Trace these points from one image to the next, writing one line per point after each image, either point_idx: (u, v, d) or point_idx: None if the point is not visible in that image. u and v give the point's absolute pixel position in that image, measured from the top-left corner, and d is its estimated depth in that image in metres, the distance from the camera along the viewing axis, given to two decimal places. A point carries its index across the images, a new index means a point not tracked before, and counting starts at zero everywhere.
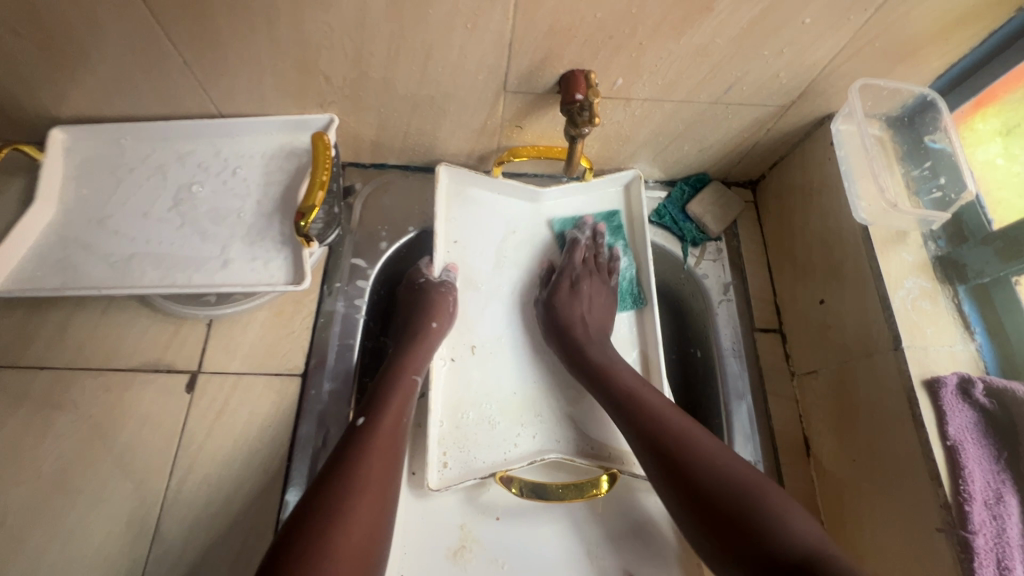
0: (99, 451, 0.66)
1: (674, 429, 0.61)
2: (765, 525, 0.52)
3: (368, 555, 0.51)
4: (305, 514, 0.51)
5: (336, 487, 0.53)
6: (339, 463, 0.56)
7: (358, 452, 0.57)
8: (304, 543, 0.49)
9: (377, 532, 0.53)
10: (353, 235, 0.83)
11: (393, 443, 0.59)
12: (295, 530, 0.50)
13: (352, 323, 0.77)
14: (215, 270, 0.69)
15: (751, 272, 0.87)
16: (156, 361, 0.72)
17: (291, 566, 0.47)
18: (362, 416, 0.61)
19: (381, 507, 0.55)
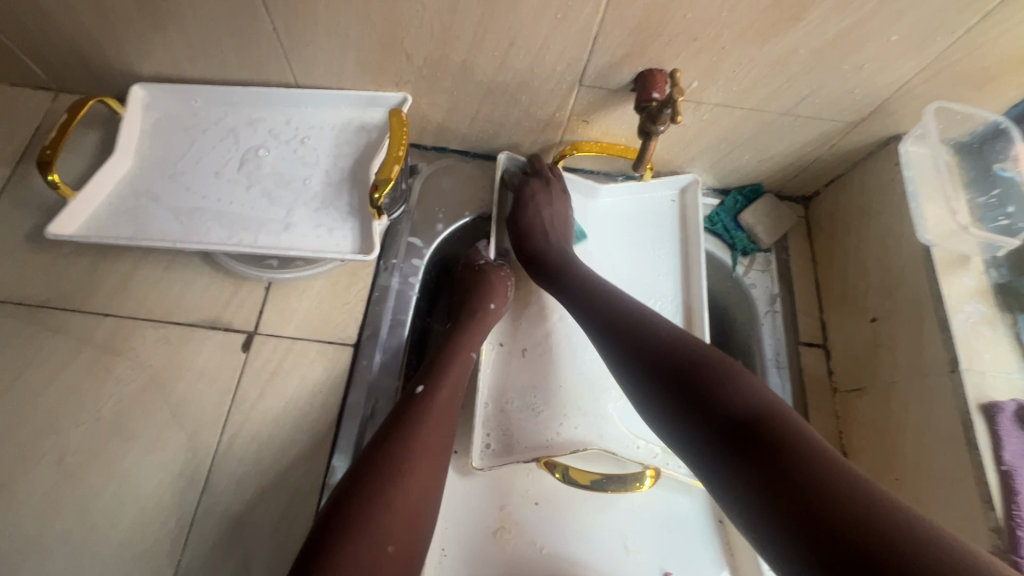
0: (156, 399, 0.68)
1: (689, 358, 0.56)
2: (715, 391, 0.51)
3: (420, 519, 0.52)
4: (364, 469, 0.53)
5: (395, 449, 0.54)
6: (396, 425, 0.57)
7: (415, 419, 0.58)
8: (362, 499, 0.50)
9: (430, 498, 0.54)
10: (411, 215, 0.84)
11: (447, 414, 0.60)
12: (352, 485, 0.51)
13: (405, 299, 0.78)
14: (279, 232, 0.70)
15: (800, 286, 0.87)
16: (215, 319, 0.73)
17: (349, 521, 0.49)
18: (420, 385, 0.62)
19: (435, 476, 0.56)
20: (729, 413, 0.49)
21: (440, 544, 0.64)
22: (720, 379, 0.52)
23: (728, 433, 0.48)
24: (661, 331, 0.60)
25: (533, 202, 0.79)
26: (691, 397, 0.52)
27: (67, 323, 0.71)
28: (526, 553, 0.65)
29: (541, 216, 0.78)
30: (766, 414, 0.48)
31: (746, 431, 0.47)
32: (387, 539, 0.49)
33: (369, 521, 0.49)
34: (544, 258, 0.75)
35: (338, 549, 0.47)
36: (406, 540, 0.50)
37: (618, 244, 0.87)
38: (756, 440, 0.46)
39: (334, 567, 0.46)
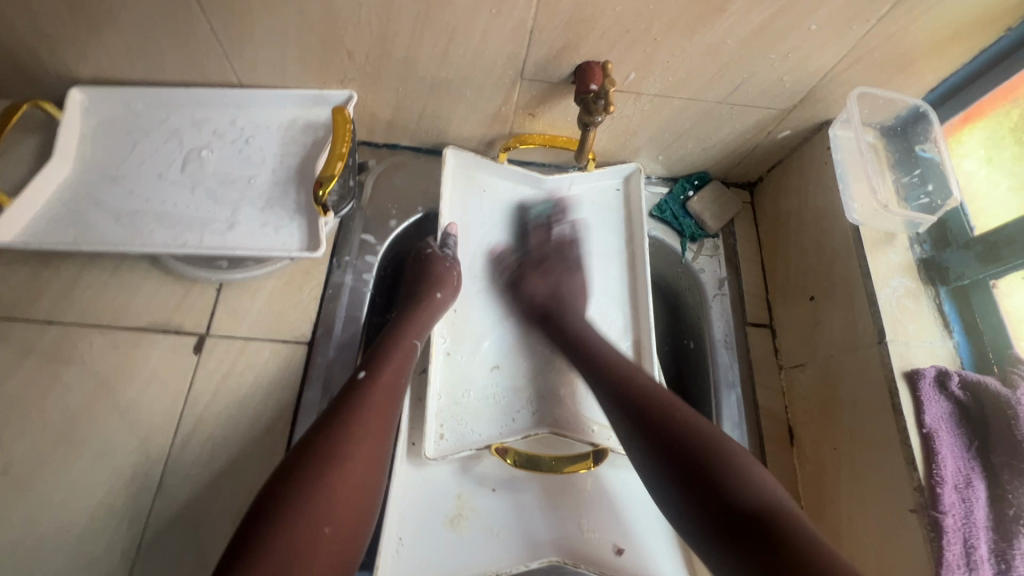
0: (105, 405, 0.67)
1: (696, 440, 0.58)
2: (724, 480, 0.54)
3: (359, 501, 0.53)
4: (306, 454, 0.53)
5: (335, 434, 0.55)
6: (338, 410, 0.58)
7: (357, 404, 0.58)
8: (299, 483, 0.51)
9: (370, 481, 0.55)
10: (363, 212, 0.84)
11: (390, 398, 0.61)
12: (290, 470, 0.52)
13: (359, 296, 0.79)
14: (223, 232, 0.69)
15: (746, 269, 0.90)
16: (165, 322, 0.73)
17: (285, 505, 0.49)
18: (363, 370, 0.63)
19: (375, 459, 0.56)
20: (736, 503, 0.53)
21: (395, 534, 0.64)
22: (720, 454, 0.56)
23: (741, 523, 0.51)
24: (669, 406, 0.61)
25: (528, 278, 0.82)
26: (699, 483, 0.55)
27: (9, 332, 0.69)
28: (481, 538, 0.66)
29: (544, 282, 0.81)
30: (772, 509, 0.52)
31: (762, 533, 0.50)
32: (325, 521, 0.50)
33: (312, 505, 0.50)
34: (552, 306, 0.78)
35: (274, 531, 0.48)
36: (344, 522, 0.51)
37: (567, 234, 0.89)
38: (765, 538, 0.50)
39: (269, 549, 0.47)
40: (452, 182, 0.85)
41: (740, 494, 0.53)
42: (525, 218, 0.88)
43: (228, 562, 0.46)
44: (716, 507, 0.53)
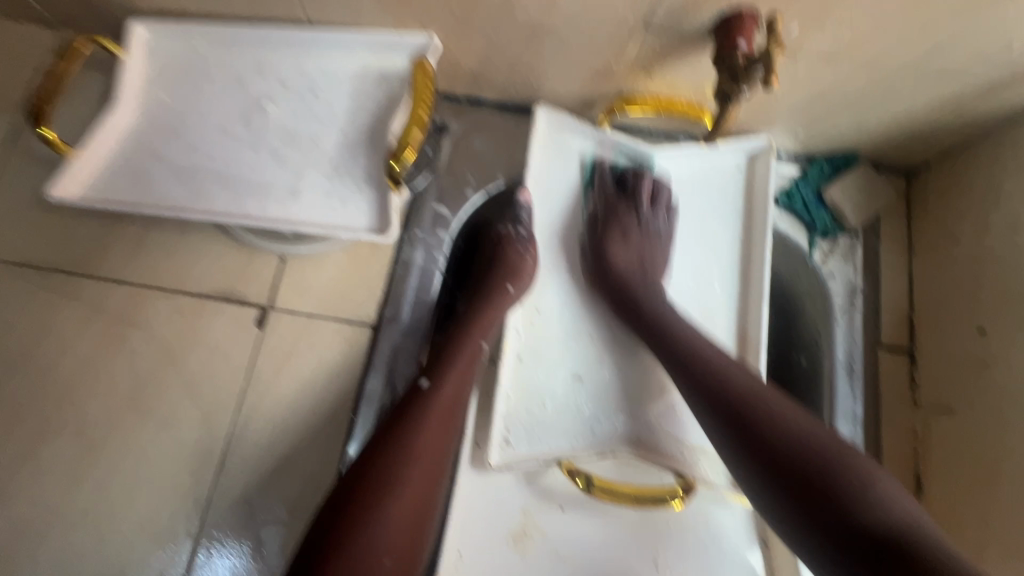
0: (170, 374, 0.65)
1: (736, 388, 0.58)
2: (767, 429, 0.54)
3: (417, 531, 0.48)
4: (353, 478, 0.47)
5: (392, 455, 0.48)
6: (392, 425, 0.51)
7: (415, 418, 0.51)
8: (352, 514, 0.45)
9: (429, 506, 0.49)
10: (439, 179, 0.75)
11: (451, 413, 0.53)
12: (342, 497, 0.46)
13: (429, 277, 0.71)
14: (286, 200, 0.62)
15: (889, 279, 0.74)
16: (228, 290, 0.68)
17: (338, 539, 0.44)
18: (425, 378, 0.55)
19: (434, 481, 0.50)
20: (785, 452, 0.52)
21: (455, 546, 0.61)
22: (759, 403, 0.56)
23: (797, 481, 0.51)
24: (727, 373, 0.59)
25: (611, 243, 0.71)
26: (740, 426, 0.55)
27: (80, 289, 0.67)
28: (546, 561, 0.62)
29: (632, 255, 0.70)
30: (822, 455, 0.51)
31: (810, 483, 0.50)
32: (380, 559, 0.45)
33: (352, 542, 0.44)
34: (631, 288, 0.68)
35: (326, 570, 0.43)
36: (402, 555, 0.46)
37: (669, 218, 0.76)
38: (818, 485, 0.49)
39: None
40: (539, 150, 0.73)
41: (783, 441, 0.53)
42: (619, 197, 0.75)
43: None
44: (777, 460, 0.52)
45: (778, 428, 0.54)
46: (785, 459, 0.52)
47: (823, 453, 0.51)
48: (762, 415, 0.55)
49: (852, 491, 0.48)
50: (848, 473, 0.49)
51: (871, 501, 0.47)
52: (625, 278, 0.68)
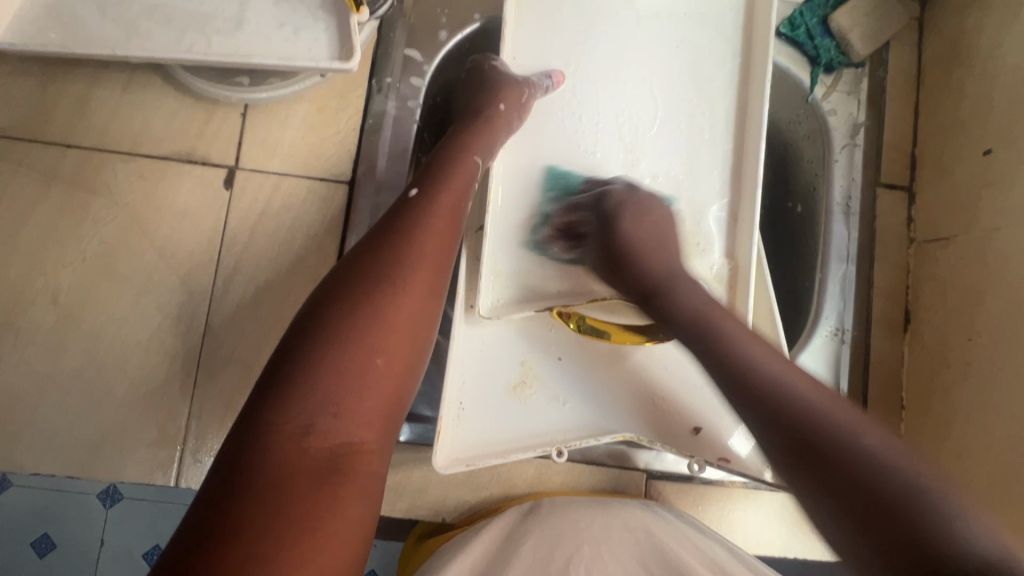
0: (140, 240, 0.62)
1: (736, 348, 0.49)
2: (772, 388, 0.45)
3: (413, 336, 0.44)
4: (344, 277, 0.44)
5: (384, 255, 0.45)
6: (386, 231, 0.47)
7: (410, 225, 0.48)
8: (341, 304, 0.42)
9: (427, 313, 0.45)
10: (407, 18, 0.68)
11: (449, 218, 0.50)
12: (331, 291, 0.43)
13: (405, 127, 0.67)
14: (231, 33, 0.56)
15: (893, 112, 0.70)
16: (189, 151, 0.64)
17: (325, 329, 0.41)
18: (415, 188, 0.51)
19: (433, 286, 0.46)
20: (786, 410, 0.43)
21: (456, 399, 0.61)
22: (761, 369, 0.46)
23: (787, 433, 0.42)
24: (718, 321, 0.52)
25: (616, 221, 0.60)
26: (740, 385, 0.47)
27: (26, 155, 0.62)
28: (545, 407, 0.62)
29: (643, 223, 0.59)
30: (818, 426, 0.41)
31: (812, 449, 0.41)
32: (372, 352, 0.41)
33: (345, 336, 0.41)
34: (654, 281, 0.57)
35: (313, 357, 0.40)
36: (396, 355, 0.42)
37: (662, 57, 0.69)
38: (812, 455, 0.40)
39: (311, 377, 0.39)
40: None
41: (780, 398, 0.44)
42: (606, 31, 0.69)
43: (260, 388, 0.39)
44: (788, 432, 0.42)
45: (793, 400, 0.43)
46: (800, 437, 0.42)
47: (844, 432, 0.40)
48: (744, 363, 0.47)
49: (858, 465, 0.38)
50: (810, 406, 0.43)
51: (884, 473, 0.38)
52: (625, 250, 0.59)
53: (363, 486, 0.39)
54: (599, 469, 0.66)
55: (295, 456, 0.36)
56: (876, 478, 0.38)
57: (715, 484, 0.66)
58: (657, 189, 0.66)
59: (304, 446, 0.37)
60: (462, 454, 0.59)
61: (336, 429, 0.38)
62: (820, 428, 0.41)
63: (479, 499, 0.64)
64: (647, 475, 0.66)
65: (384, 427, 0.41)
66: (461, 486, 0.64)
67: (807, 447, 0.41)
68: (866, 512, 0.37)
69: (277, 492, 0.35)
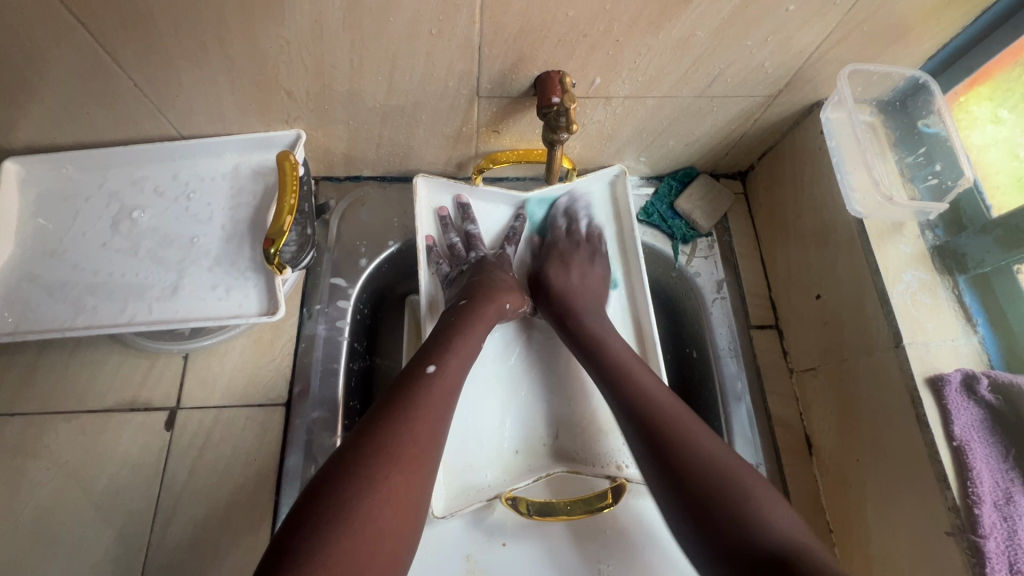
0: (78, 497, 0.64)
1: (665, 418, 0.57)
2: (680, 452, 0.54)
3: (410, 513, 0.49)
4: (355, 451, 0.50)
5: (382, 440, 0.50)
6: (393, 405, 0.54)
7: (404, 408, 0.54)
8: (348, 487, 0.47)
9: (424, 490, 0.51)
10: (331, 253, 0.80)
11: (448, 397, 0.58)
12: (341, 469, 0.48)
13: (336, 346, 0.74)
14: (169, 299, 0.64)
15: (745, 267, 0.85)
16: (132, 399, 0.69)
17: (332, 524, 0.44)
18: (431, 365, 0.59)
19: (422, 462, 0.51)
20: (693, 474, 0.53)
21: None
22: (679, 440, 0.55)
23: (705, 518, 0.51)
24: (635, 380, 0.62)
25: (550, 266, 0.79)
26: (657, 446, 0.56)
27: None
28: None
29: (574, 271, 0.78)
30: (722, 480, 0.52)
31: (708, 513, 0.50)
32: (376, 534, 0.46)
33: (352, 517, 0.45)
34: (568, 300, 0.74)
35: (318, 562, 0.42)
36: (397, 535, 0.47)
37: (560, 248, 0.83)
38: (715, 515, 0.50)
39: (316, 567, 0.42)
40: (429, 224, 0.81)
41: (695, 464, 0.53)
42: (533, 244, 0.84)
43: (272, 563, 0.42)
44: (693, 494, 0.52)
45: (704, 460, 0.53)
46: (698, 503, 0.51)
47: (757, 501, 0.50)
48: (683, 437, 0.55)
49: (768, 532, 0.48)
50: (726, 468, 0.53)
51: (774, 535, 0.48)
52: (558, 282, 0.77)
53: None
54: None
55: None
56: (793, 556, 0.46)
57: None
58: (562, 360, 0.77)
59: None
60: None
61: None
62: (717, 473, 0.52)
63: None
64: None
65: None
66: None
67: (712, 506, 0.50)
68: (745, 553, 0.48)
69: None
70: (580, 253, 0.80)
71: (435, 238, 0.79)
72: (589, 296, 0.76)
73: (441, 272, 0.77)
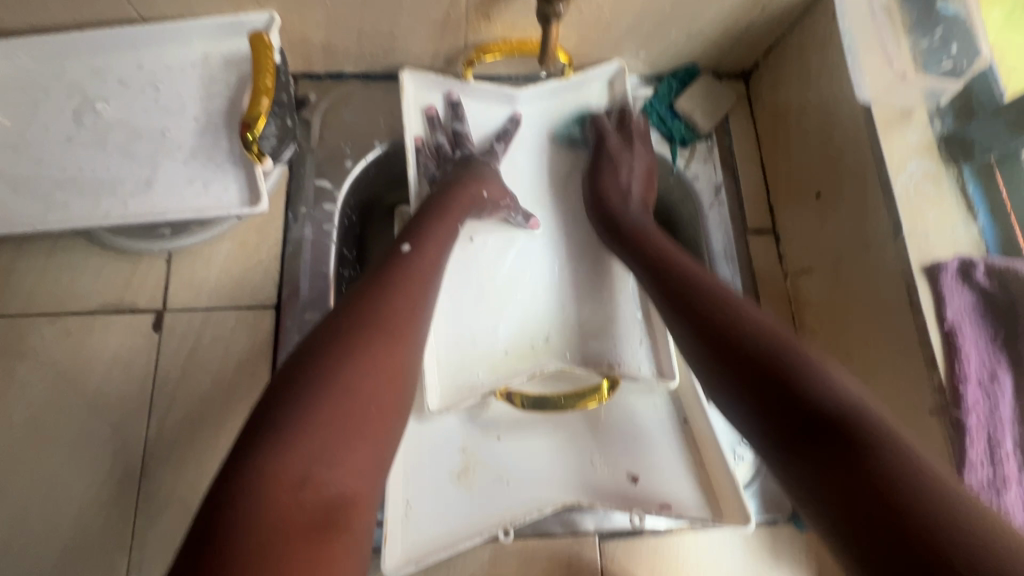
0: (70, 396, 0.63)
1: (707, 292, 0.55)
2: (723, 322, 0.50)
3: (398, 379, 0.50)
4: (340, 319, 0.51)
5: (367, 308, 0.52)
6: (376, 281, 0.55)
7: (385, 282, 0.55)
8: (332, 349, 0.48)
9: (408, 363, 0.51)
10: (315, 155, 0.76)
11: (432, 275, 0.59)
12: (327, 334, 0.49)
13: (323, 249, 0.72)
14: (144, 193, 0.61)
15: (745, 171, 0.82)
16: (117, 301, 0.67)
17: (315, 376, 0.46)
18: (408, 243, 0.60)
19: (404, 336, 0.52)
20: (741, 349, 0.47)
21: (402, 499, 0.61)
22: (722, 309, 0.52)
23: (761, 382, 0.44)
24: (677, 262, 0.60)
25: (604, 169, 0.74)
26: (698, 317, 0.52)
27: None
28: (491, 488, 0.63)
29: (625, 172, 0.74)
30: (772, 349, 0.46)
31: (766, 377, 0.44)
32: (362, 402, 0.46)
33: (336, 374, 0.46)
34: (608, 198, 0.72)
35: (304, 410, 0.44)
36: (385, 403, 0.48)
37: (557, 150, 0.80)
38: (771, 382, 0.44)
39: (304, 430, 0.43)
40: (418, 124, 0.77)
41: (745, 336, 0.48)
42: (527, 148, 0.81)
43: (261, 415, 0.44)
44: (743, 359, 0.46)
45: (749, 330, 0.49)
46: (751, 370, 0.46)
47: (816, 368, 0.44)
48: (732, 307, 0.52)
49: (827, 391, 0.41)
50: (772, 338, 0.47)
51: (836, 391, 0.41)
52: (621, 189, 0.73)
53: (351, 548, 0.41)
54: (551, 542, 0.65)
55: (293, 500, 0.40)
56: (846, 414, 0.39)
57: (666, 533, 0.66)
58: (561, 261, 0.77)
59: (299, 500, 0.40)
60: (414, 553, 0.58)
61: (330, 482, 0.42)
62: (764, 344, 0.47)
63: None
64: (599, 534, 0.66)
65: (373, 474, 0.46)
66: None
67: (762, 372, 0.45)
68: (798, 407, 0.41)
69: (285, 542, 0.38)
70: (627, 145, 0.75)
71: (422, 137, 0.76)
72: (634, 203, 0.72)
73: (428, 171, 0.75)
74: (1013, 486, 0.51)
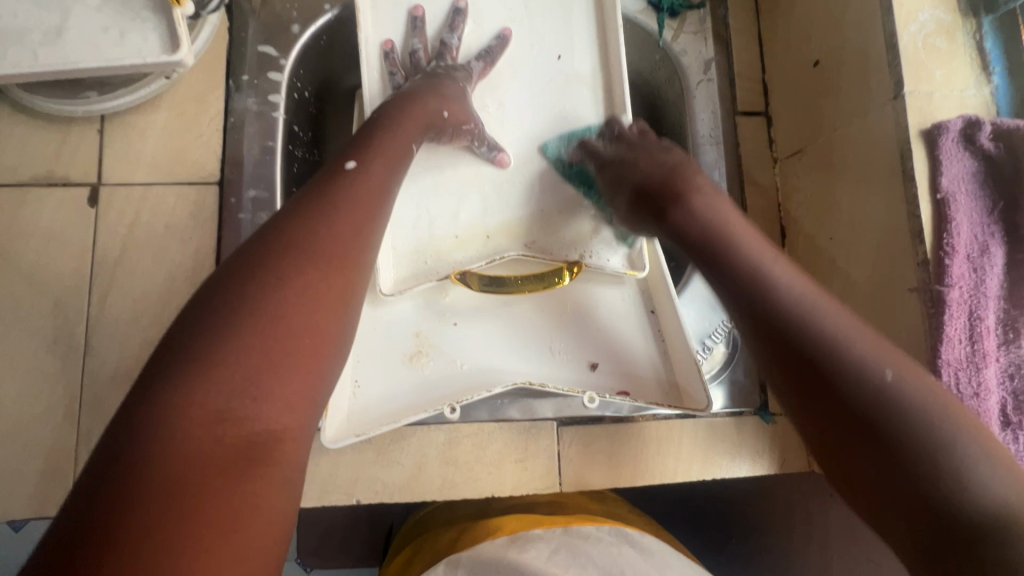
0: (5, 271, 0.61)
1: (792, 330, 0.42)
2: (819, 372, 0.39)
3: (334, 309, 0.39)
4: (265, 240, 0.40)
5: (299, 229, 0.40)
6: (314, 197, 0.43)
7: (328, 199, 0.43)
8: (246, 276, 0.37)
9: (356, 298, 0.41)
10: (258, 19, 0.69)
11: (382, 191, 0.47)
12: (241, 265, 0.38)
13: (269, 123, 0.67)
14: (53, 42, 0.54)
15: (739, 46, 0.74)
16: (48, 174, 0.63)
17: (232, 307, 0.36)
18: (352, 160, 0.47)
19: (346, 261, 0.41)
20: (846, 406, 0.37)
21: (351, 377, 0.60)
22: (823, 355, 0.39)
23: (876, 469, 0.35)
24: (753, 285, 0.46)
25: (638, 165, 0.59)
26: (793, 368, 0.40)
27: None
28: (443, 371, 0.62)
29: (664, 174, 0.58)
30: (880, 414, 0.36)
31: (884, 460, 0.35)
32: (282, 340, 0.35)
33: (254, 304, 0.36)
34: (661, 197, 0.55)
35: (214, 347, 0.34)
36: (321, 334, 0.38)
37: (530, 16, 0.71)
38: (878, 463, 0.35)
39: (226, 377, 0.33)
40: None
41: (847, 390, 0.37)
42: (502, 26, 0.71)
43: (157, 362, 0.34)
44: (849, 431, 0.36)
45: (854, 376, 0.38)
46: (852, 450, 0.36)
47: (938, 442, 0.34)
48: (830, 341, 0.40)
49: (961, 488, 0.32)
50: (880, 391, 0.37)
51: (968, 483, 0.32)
52: (661, 178, 0.57)
53: (285, 476, 0.34)
54: (507, 428, 0.64)
55: (197, 450, 0.31)
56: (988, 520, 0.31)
57: (624, 421, 0.65)
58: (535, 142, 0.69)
59: (216, 435, 0.32)
60: (356, 425, 0.58)
61: (258, 416, 0.34)
62: (875, 406, 0.36)
63: (391, 475, 0.62)
64: (557, 421, 0.65)
65: (310, 407, 0.36)
66: (372, 465, 0.62)
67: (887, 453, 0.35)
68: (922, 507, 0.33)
69: (184, 506, 0.29)
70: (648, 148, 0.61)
71: (397, 44, 0.68)
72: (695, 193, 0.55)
73: (395, 83, 0.66)
74: (990, 362, 0.48)
